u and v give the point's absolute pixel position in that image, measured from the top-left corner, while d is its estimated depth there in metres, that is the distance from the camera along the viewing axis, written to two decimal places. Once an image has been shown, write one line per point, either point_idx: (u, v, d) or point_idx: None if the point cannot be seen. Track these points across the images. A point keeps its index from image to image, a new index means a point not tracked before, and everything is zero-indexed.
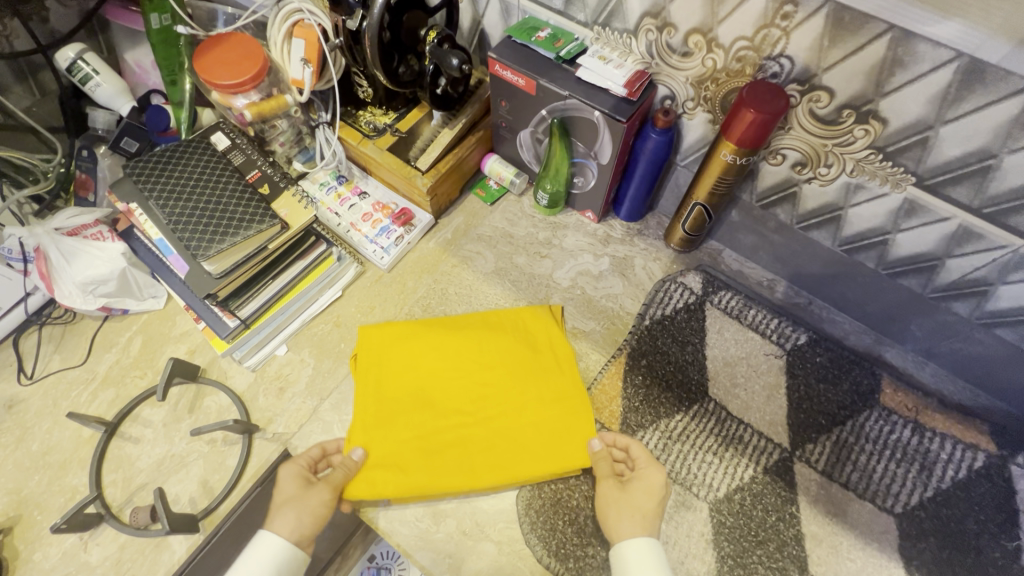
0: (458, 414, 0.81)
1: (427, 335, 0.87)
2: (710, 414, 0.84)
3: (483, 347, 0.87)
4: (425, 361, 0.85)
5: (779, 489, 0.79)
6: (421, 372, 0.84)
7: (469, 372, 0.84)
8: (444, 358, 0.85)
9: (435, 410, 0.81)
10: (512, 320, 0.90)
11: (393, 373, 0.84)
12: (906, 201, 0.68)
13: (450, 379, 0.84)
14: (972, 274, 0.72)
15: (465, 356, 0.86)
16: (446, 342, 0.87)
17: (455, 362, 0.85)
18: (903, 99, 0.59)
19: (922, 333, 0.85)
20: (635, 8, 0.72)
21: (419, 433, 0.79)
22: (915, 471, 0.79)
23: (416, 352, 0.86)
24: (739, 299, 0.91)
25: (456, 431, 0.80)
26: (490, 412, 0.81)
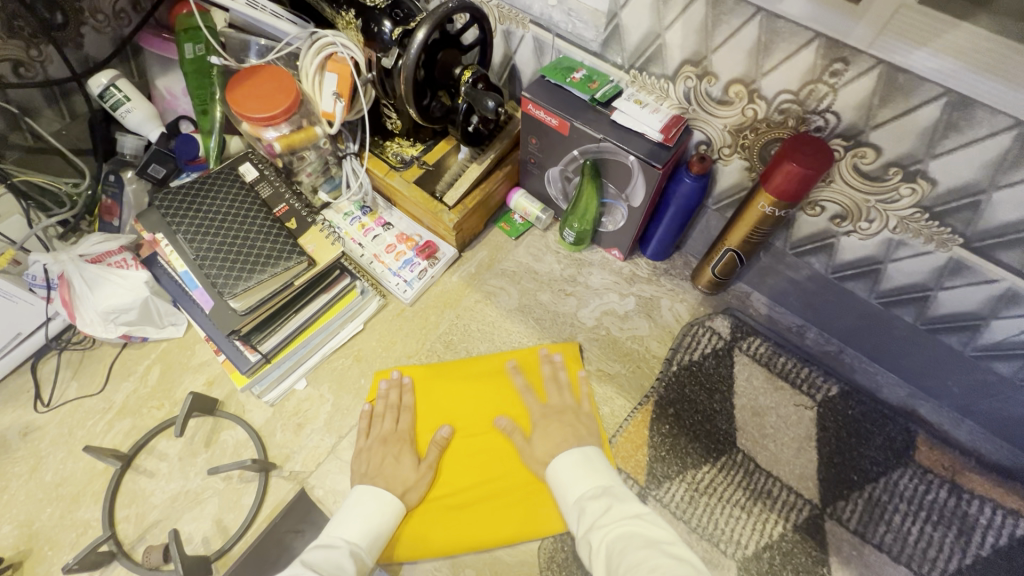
0: (482, 465, 0.80)
1: (449, 381, 0.86)
2: (738, 466, 0.81)
3: (504, 394, 0.85)
4: (448, 409, 0.84)
5: (810, 548, 0.77)
6: (439, 420, 0.83)
7: (492, 422, 0.83)
8: (461, 406, 0.84)
9: (460, 461, 0.80)
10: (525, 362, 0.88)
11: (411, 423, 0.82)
12: (952, 260, 0.66)
13: (474, 427, 0.82)
14: (1017, 336, 0.70)
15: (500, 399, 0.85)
16: (461, 388, 0.86)
17: (477, 410, 0.84)
18: (954, 162, 0.58)
19: (959, 390, 0.82)
20: (675, 54, 0.71)
21: (445, 487, 0.78)
22: (953, 536, 0.76)
23: (438, 399, 0.85)
24: (768, 347, 0.89)
25: (482, 484, 0.79)
26: (512, 463, 0.80)
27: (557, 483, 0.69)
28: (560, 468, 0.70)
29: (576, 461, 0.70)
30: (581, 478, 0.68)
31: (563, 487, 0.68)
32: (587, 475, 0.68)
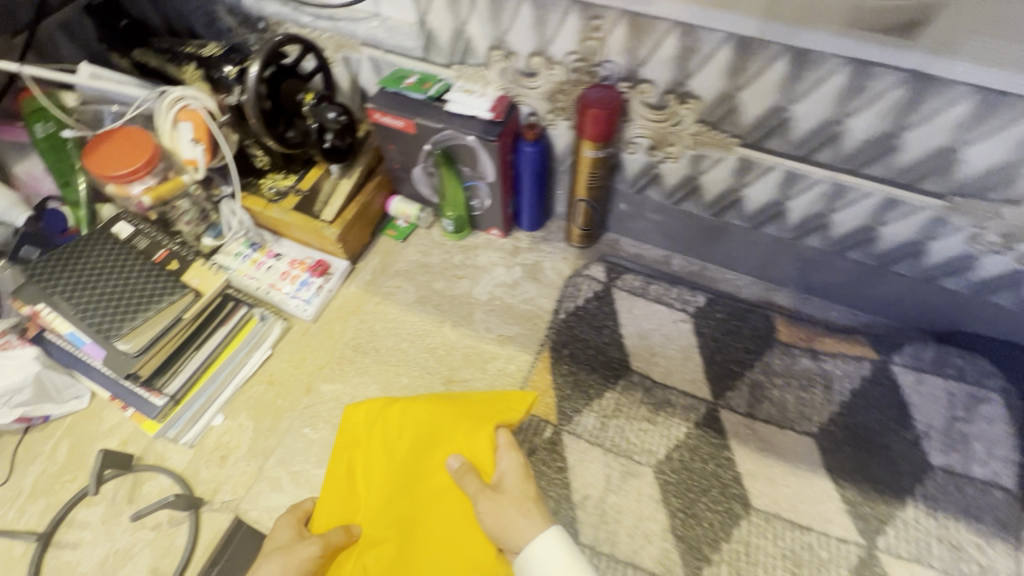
0: (415, 501, 0.77)
1: (394, 418, 0.83)
2: (637, 385, 0.90)
3: (443, 427, 0.82)
4: (397, 443, 0.82)
5: (711, 437, 0.86)
6: (388, 456, 0.81)
7: (428, 452, 0.80)
8: (411, 441, 0.82)
9: (390, 492, 0.78)
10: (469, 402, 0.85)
11: (364, 460, 0.81)
12: (740, 159, 0.79)
13: (419, 461, 0.80)
14: (811, 211, 0.82)
15: (451, 436, 0.81)
16: (413, 421, 0.83)
17: (416, 444, 0.81)
18: (704, 78, 0.71)
19: (798, 273, 0.95)
20: (482, 44, 0.83)
21: (372, 519, 0.76)
22: (820, 392, 0.88)
23: (391, 437, 0.82)
24: (640, 279, 1.00)
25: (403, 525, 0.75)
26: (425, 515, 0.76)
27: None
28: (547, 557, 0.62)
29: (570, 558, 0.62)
30: None
31: None
32: None
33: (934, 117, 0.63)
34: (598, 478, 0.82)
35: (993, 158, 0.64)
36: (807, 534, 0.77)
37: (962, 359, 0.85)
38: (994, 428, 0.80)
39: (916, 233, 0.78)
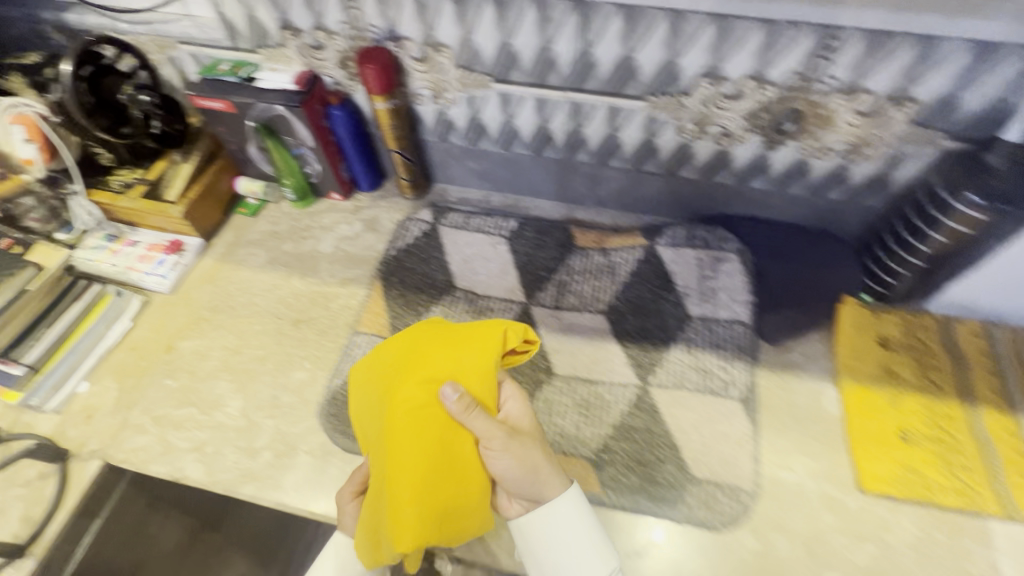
0: (397, 448, 0.62)
1: (382, 363, 0.71)
2: (460, 299, 1.06)
3: (423, 361, 0.66)
4: (380, 386, 0.69)
5: (523, 327, 1.04)
6: (372, 403, 0.69)
7: (404, 395, 0.64)
8: (389, 382, 0.67)
9: (391, 448, 0.63)
10: (462, 350, 0.66)
11: (360, 412, 0.71)
12: (500, 94, 0.98)
13: (396, 402, 0.64)
14: (568, 130, 1.01)
15: (441, 358, 0.65)
16: (396, 361, 0.69)
17: (392, 383, 0.67)
18: (443, 28, 0.89)
19: (587, 190, 1.14)
20: (273, 26, 0.98)
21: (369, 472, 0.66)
22: (608, 278, 1.06)
23: (386, 380, 0.68)
24: (461, 215, 1.17)
25: (393, 478, 0.62)
26: (412, 462, 0.61)
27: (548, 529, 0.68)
28: (557, 516, 0.68)
29: (576, 512, 0.69)
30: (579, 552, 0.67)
31: (555, 537, 0.68)
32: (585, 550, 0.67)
33: (604, 32, 0.82)
34: None
35: (658, 58, 0.84)
36: (597, 386, 0.94)
37: (704, 232, 1.06)
38: (733, 280, 1.01)
39: (643, 133, 0.98)
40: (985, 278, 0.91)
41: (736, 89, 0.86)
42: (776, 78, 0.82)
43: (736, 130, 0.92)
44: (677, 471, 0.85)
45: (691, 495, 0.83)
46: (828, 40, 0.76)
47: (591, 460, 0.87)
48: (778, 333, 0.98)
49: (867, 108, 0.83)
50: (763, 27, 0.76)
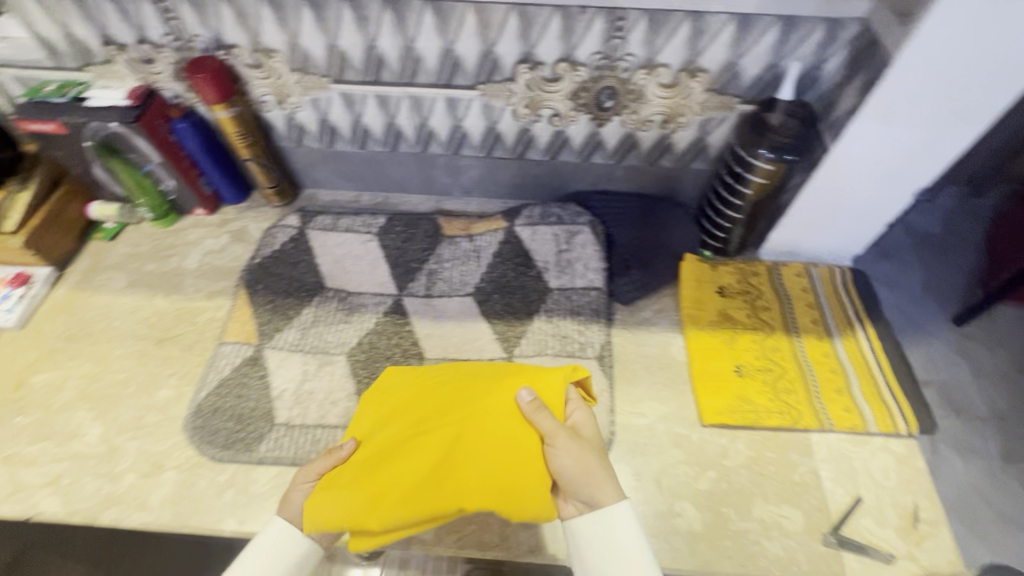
0: (451, 433, 0.65)
1: (446, 370, 0.76)
2: (331, 297, 1.09)
3: (499, 373, 0.71)
4: (442, 386, 0.72)
5: (395, 318, 1.07)
6: (429, 394, 0.72)
7: (470, 393, 0.69)
8: (453, 386, 0.71)
9: (443, 424, 0.66)
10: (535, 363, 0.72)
11: (405, 403, 0.72)
12: (342, 95, 1.00)
13: (468, 400, 0.68)
14: (416, 124, 1.05)
15: (521, 374, 0.71)
16: (458, 374, 0.74)
17: (457, 387, 0.71)
18: (268, 33, 0.91)
19: (450, 181, 1.19)
20: (96, 43, 0.96)
21: (406, 453, 0.66)
22: (474, 262, 1.11)
23: (450, 377, 0.74)
24: (330, 218, 1.18)
25: (441, 453, 0.64)
26: (468, 443, 0.64)
27: (600, 540, 0.62)
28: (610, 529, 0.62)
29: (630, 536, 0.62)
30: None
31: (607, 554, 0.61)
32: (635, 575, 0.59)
33: (420, 27, 0.87)
34: (296, 374, 0.97)
35: (476, 49, 0.89)
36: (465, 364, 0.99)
37: (558, 209, 1.12)
38: (586, 250, 1.08)
39: (484, 121, 1.03)
40: (795, 227, 1.04)
41: (553, 73, 0.92)
42: (584, 60, 0.90)
43: (565, 111, 0.99)
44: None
45: None
46: (617, 21, 0.83)
47: None
48: (631, 294, 1.05)
49: (668, 81, 0.92)
50: (557, 13, 0.83)
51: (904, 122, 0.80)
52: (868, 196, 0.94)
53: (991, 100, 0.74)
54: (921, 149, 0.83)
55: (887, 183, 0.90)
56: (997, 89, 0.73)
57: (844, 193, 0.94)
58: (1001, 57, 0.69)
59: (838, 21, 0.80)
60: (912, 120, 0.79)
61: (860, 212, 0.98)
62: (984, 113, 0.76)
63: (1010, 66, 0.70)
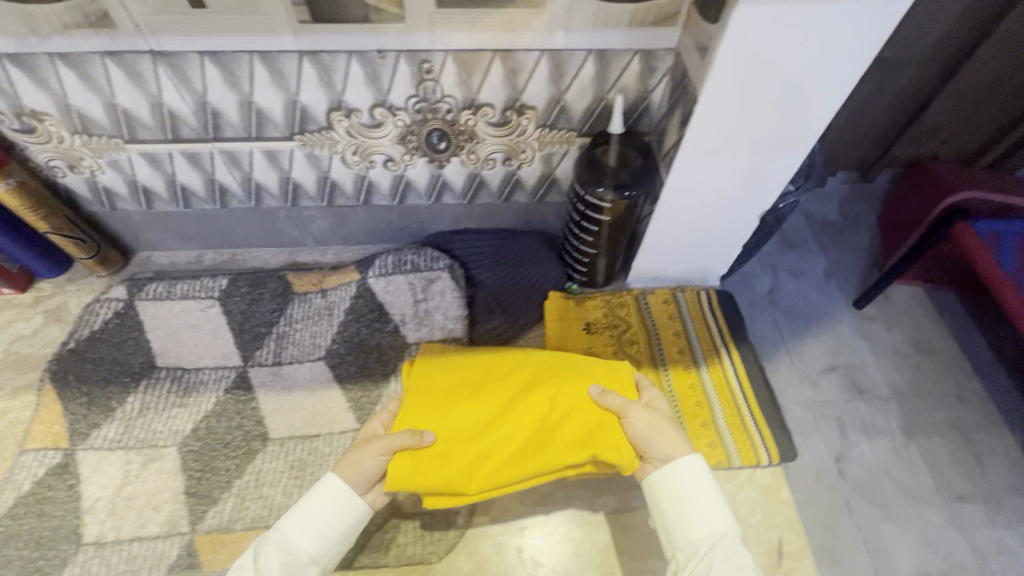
0: (535, 415, 0.74)
1: (504, 362, 0.84)
2: (164, 378, 0.97)
3: (563, 366, 0.81)
4: (506, 377, 0.81)
5: (239, 396, 0.96)
6: (497, 384, 0.80)
7: (545, 382, 0.78)
8: (522, 379, 0.80)
9: (529, 405, 0.75)
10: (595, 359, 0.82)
11: (476, 389, 0.79)
12: (144, 154, 0.89)
13: (546, 386, 0.77)
14: (240, 178, 0.95)
15: (588, 366, 0.81)
16: (524, 365, 0.83)
17: (528, 378, 0.80)
18: (29, 96, 0.78)
19: (299, 232, 1.10)
20: None
21: (493, 431, 0.74)
22: (326, 322, 1.02)
23: (519, 365, 0.82)
24: (163, 284, 1.01)
25: (530, 429, 0.74)
26: (555, 420, 0.74)
27: (690, 496, 0.67)
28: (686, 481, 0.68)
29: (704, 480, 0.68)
30: (721, 522, 0.66)
31: (700, 510, 0.66)
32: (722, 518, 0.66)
33: (206, 79, 0.77)
34: (114, 476, 0.86)
35: (278, 100, 0.81)
36: (314, 441, 0.90)
37: (413, 254, 1.03)
38: (445, 298, 1.00)
39: (315, 171, 0.94)
40: (652, 254, 1.01)
41: (373, 119, 0.85)
42: (401, 104, 0.82)
43: (398, 155, 0.92)
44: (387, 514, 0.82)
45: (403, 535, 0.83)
46: (423, 64, 0.76)
47: None
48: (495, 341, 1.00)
49: (497, 120, 0.86)
50: (355, 58, 0.75)
51: (728, 151, 0.78)
52: (714, 219, 0.93)
53: (802, 126, 0.75)
54: (750, 173, 0.83)
55: (728, 207, 0.90)
56: (805, 115, 0.73)
57: (691, 218, 0.92)
58: (803, 87, 0.69)
59: (653, 52, 0.77)
60: (734, 150, 0.78)
61: (710, 236, 0.97)
62: (799, 138, 0.77)
63: (811, 94, 0.70)
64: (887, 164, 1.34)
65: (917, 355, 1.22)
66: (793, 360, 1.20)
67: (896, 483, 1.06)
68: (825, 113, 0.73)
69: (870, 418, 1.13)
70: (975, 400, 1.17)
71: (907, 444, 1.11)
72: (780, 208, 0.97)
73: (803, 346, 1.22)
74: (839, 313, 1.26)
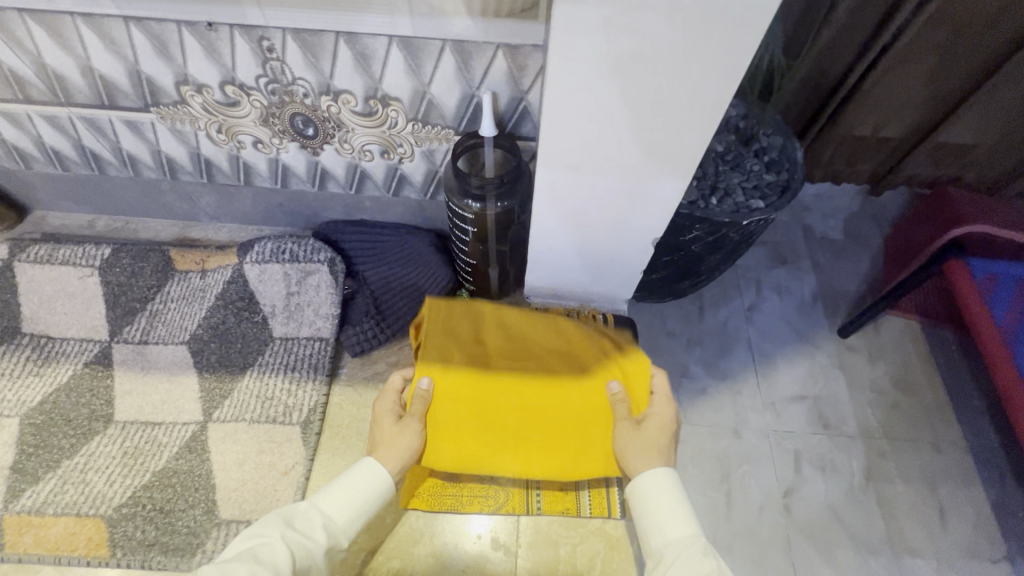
0: (542, 419, 0.78)
1: (517, 369, 0.78)
2: (27, 345, 0.95)
3: (574, 381, 0.78)
4: (516, 385, 0.78)
5: (96, 371, 0.93)
6: (508, 392, 0.77)
7: (556, 395, 0.78)
8: (532, 390, 0.78)
9: (538, 412, 0.78)
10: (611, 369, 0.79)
11: (486, 398, 0.77)
12: (2, 113, 0.84)
13: (549, 390, 0.78)
14: (108, 147, 0.90)
15: (607, 374, 0.78)
16: (540, 374, 0.78)
17: (539, 389, 0.78)
18: None
19: (190, 207, 1.05)
20: None
21: (498, 428, 0.78)
22: (199, 303, 0.97)
23: (532, 375, 0.79)
24: (48, 246, 0.98)
25: (538, 436, 0.79)
26: (561, 429, 0.78)
27: (653, 509, 0.65)
28: (652, 491, 0.67)
29: (666, 484, 0.67)
30: (681, 525, 0.63)
31: (663, 518, 0.64)
32: (683, 522, 0.63)
33: (35, 40, 0.71)
34: None
35: (118, 67, 0.74)
36: (155, 429, 0.87)
37: (293, 244, 0.95)
38: (319, 294, 0.95)
39: (183, 146, 0.88)
40: (554, 250, 0.85)
41: (227, 97, 0.78)
42: (252, 83, 0.75)
43: (265, 138, 0.85)
44: (202, 516, 0.80)
45: (212, 542, 0.78)
46: (262, 41, 0.69)
47: (107, 519, 0.79)
48: (360, 345, 0.94)
49: (361, 109, 0.78)
50: (186, 30, 0.69)
51: (614, 126, 0.61)
52: (628, 213, 0.75)
53: (709, 69, 0.54)
54: (671, 131, 0.61)
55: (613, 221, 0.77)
56: (725, 30, 0.50)
57: (606, 195, 0.72)
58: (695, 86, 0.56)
59: (518, 48, 0.67)
60: (636, 97, 0.57)
61: (623, 233, 0.80)
62: (726, 71, 0.54)
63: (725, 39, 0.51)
64: (898, 182, 1.20)
65: (901, 396, 1.07)
66: (760, 384, 1.06)
67: (847, 530, 0.95)
68: (761, 25, 0.49)
69: (830, 454, 1.00)
70: (952, 449, 1.02)
71: (867, 485, 0.98)
72: (746, 226, 0.88)
73: (773, 369, 1.08)
74: (780, 343, 1.11)
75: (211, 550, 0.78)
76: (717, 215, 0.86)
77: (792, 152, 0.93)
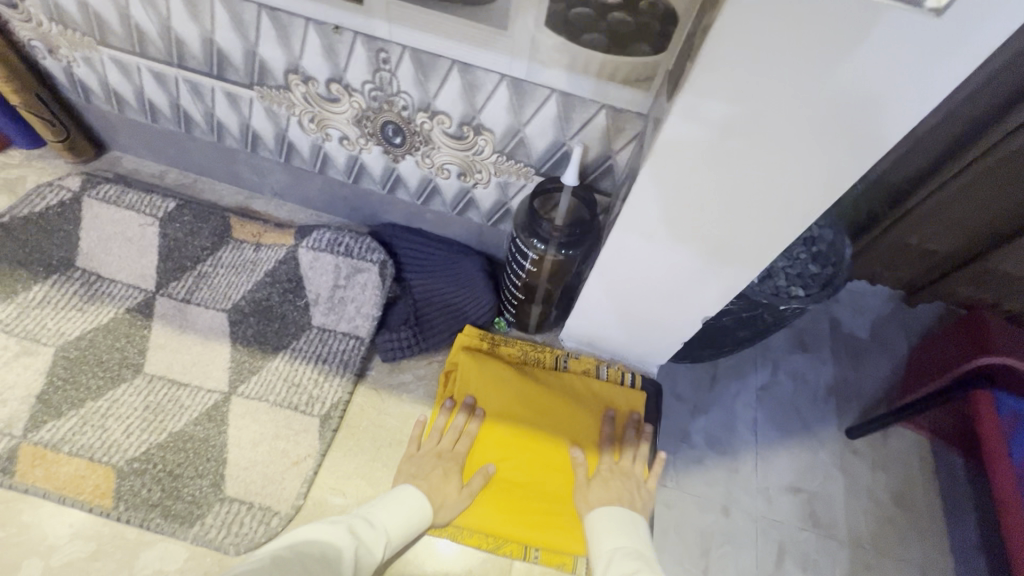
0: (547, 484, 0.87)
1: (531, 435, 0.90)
2: (77, 279, 0.97)
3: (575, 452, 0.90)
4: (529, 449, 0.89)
5: (136, 320, 0.94)
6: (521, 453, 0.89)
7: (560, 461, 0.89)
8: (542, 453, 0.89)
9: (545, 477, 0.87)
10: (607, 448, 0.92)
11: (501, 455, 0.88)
12: (114, 61, 0.88)
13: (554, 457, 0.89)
14: (201, 111, 0.93)
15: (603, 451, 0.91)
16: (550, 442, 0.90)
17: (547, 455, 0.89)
18: None
19: (259, 180, 1.08)
20: None
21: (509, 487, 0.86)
22: (247, 274, 0.99)
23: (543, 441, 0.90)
24: (117, 188, 1.01)
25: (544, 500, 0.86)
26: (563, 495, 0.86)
27: (600, 528, 0.75)
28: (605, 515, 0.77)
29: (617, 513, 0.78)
30: (622, 539, 0.73)
31: (608, 533, 0.74)
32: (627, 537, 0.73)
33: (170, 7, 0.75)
34: None
35: (237, 45, 0.78)
36: (181, 390, 0.88)
37: (350, 239, 0.98)
38: (364, 293, 0.96)
39: (272, 126, 0.91)
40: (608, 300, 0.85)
41: (329, 92, 0.80)
42: (357, 86, 0.78)
43: (353, 136, 0.87)
44: (207, 487, 0.80)
45: (212, 515, 0.79)
46: (380, 53, 0.72)
47: (118, 470, 0.80)
48: (393, 352, 0.94)
49: (453, 132, 0.80)
50: (313, 28, 0.72)
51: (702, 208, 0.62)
52: (688, 290, 0.76)
53: (822, 175, 0.53)
54: (758, 227, 0.62)
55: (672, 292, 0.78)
56: (835, 151, 0.51)
57: (671, 269, 0.73)
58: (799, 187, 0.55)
59: (622, 113, 0.69)
60: (731, 190, 0.58)
61: (682, 303, 0.79)
62: (831, 184, 0.54)
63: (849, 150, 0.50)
64: (934, 296, 1.19)
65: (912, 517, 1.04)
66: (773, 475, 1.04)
67: None
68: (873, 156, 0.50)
69: (825, 556, 0.98)
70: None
71: None
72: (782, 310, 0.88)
73: (786, 460, 1.06)
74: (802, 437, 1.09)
75: (207, 521, 0.78)
76: (756, 293, 0.85)
77: (840, 247, 0.92)
